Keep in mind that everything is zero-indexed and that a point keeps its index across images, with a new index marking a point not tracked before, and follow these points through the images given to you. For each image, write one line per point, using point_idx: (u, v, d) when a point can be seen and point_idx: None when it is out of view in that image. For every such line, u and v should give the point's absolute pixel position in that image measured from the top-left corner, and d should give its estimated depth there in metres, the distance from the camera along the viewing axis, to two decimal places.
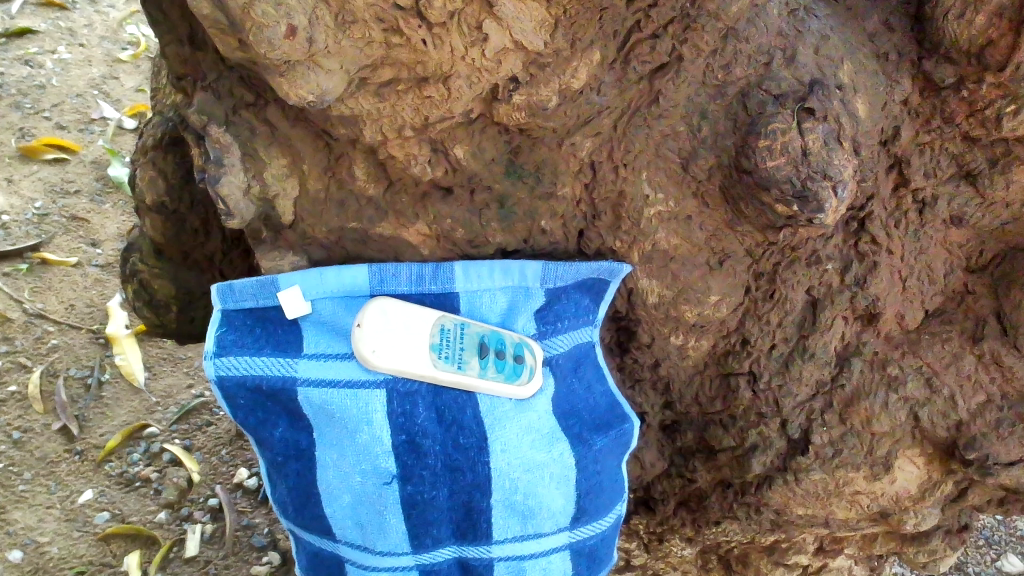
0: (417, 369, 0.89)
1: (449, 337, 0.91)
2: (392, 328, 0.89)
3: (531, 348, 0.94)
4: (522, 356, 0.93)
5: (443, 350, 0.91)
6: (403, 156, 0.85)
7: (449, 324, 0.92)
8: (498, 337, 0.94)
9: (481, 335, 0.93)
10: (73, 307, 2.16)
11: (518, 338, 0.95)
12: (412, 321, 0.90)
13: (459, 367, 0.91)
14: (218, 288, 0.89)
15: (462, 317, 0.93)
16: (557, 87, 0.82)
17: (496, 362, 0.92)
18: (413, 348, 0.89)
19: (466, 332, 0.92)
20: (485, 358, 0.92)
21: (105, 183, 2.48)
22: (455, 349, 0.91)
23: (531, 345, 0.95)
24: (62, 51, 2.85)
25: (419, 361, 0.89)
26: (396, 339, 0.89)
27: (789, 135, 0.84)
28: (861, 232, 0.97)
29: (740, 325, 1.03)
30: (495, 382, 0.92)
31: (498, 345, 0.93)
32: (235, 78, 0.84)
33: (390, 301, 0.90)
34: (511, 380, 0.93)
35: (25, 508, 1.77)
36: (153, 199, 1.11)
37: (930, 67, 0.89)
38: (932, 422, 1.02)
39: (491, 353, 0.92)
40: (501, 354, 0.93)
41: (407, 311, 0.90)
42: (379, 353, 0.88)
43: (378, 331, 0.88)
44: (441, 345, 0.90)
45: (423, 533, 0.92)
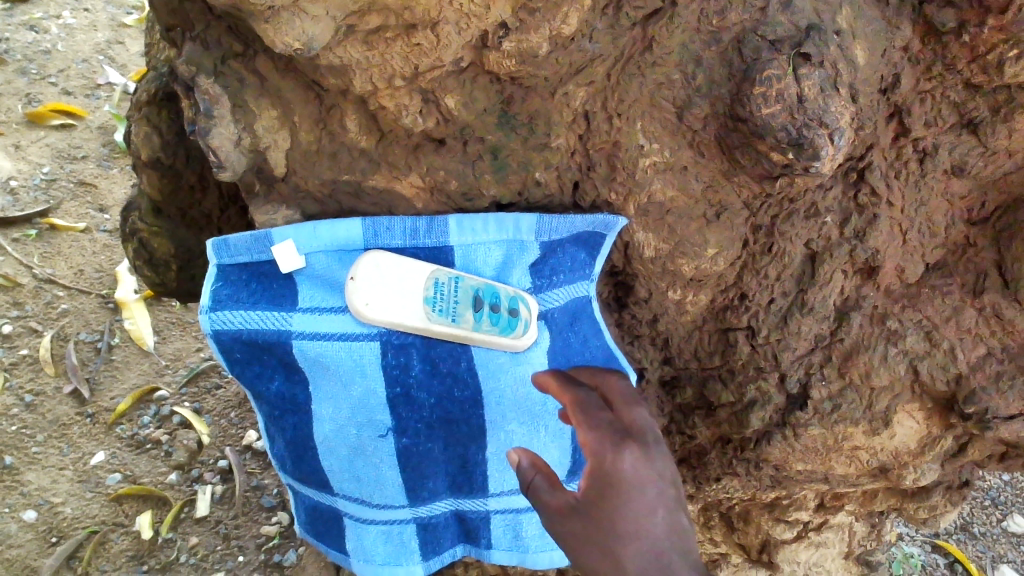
0: (411, 323, 0.89)
1: (444, 291, 0.90)
2: (385, 281, 0.88)
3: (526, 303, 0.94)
4: (517, 311, 0.93)
5: (437, 303, 0.90)
6: (394, 106, 0.84)
7: (444, 277, 0.90)
8: (492, 290, 0.93)
9: (476, 289, 0.92)
10: (83, 273, 2.17)
11: (514, 291, 0.94)
12: (406, 274, 0.89)
13: (453, 320, 0.90)
14: (212, 243, 0.88)
15: (456, 269, 0.91)
16: (547, 33, 0.80)
17: (491, 315, 0.92)
18: (406, 301, 0.89)
19: (461, 285, 0.91)
20: (480, 312, 0.92)
21: (111, 150, 2.47)
22: (450, 302, 0.90)
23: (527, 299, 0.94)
24: (66, 16, 2.82)
25: (412, 313, 0.89)
26: (389, 292, 0.88)
27: (785, 82, 0.82)
28: (861, 184, 0.95)
29: (737, 280, 1.03)
30: (489, 335, 0.92)
31: (492, 298, 0.92)
32: (224, 28, 0.83)
33: (384, 254, 0.89)
34: (505, 334, 0.92)
35: (39, 470, 1.80)
36: (148, 155, 1.11)
37: (932, 11, 0.86)
38: (930, 375, 1.01)
39: (485, 307, 0.91)
40: (495, 307, 0.92)
41: (401, 264, 0.89)
42: (372, 306, 0.88)
43: (371, 284, 0.88)
44: (436, 298, 0.89)
45: (419, 486, 0.97)
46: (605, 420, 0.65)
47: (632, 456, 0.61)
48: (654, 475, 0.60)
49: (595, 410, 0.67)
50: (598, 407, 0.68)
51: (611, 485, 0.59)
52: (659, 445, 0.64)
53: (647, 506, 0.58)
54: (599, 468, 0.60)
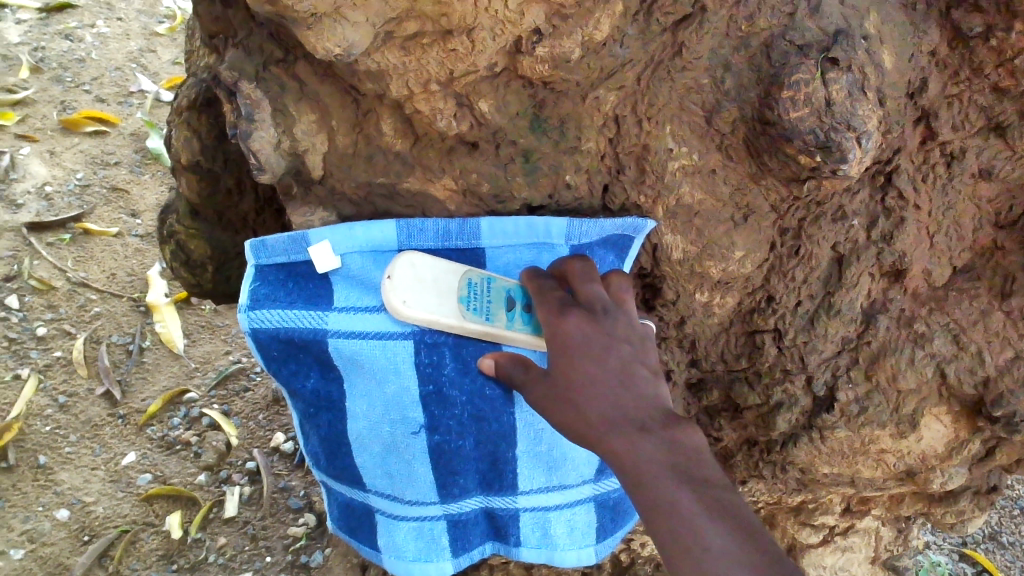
0: (448, 320, 0.91)
1: (478, 290, 0.93)
2: (422, 280, 0.91)
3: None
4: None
5: (471, 302, 0.93)
6: (428, 110, 0.86)
7: (477, 278, 0.94)
8: (524, 291, 0.95)
9: (508, 289, 0.95)
10: (115, 276, 2.16)
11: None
12: (441, 274, 0.92)
13: (486, 319, 0.93)
14: (251, 244, 0.91)
15: (488, 271, 0.95)
16: (579, 38, 0.82)
17: (523, 314, 0.94)
18: (442, 299, 0.92)
19: (493, 286, 0.94)
20: (513, 311, 0.94)
21: (144, 156, 2.48)
22: (483, 302, 0.93)
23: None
24: (100, 26, 2.85)
25: (447, 311, 0.91)
26: (425, 290, 0.91)
27: (813, 86, 0.84)
28: (888, 187, 0.96)
29: (765, 282, 1.04)
30: (522, 334, 0.94)
31: (524, 298, 0.95)
32: (265, 35, 0.87)
33: (420, 254, 0.91)
34: (538, 333, 0.94)
35: (72, 469, 1.78)
36: (188, 159, 1.14)
37: (959, 16, 0.87)
38: (958, 379, 1.02)
39: (518, 306, 0.94)
40: (528, 307, 0.94)
41: (436, 265, 0.92)
42: (410, 303, 0.90)
43: (409, 283, 0.90)
44: (470, 297, 0.92)
45: (450, 483, 0.98)
46: (558, 300, 0.88)
47: (575, 323, 0.84)
48: (600, 346, 0.81)
49: (550, 291, 0.89)
50: (558, 294, 0.89)
51: (564, 353, 0.82)
52: (607, 307, 0.86)
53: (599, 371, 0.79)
54: (554, 340, 0.84)
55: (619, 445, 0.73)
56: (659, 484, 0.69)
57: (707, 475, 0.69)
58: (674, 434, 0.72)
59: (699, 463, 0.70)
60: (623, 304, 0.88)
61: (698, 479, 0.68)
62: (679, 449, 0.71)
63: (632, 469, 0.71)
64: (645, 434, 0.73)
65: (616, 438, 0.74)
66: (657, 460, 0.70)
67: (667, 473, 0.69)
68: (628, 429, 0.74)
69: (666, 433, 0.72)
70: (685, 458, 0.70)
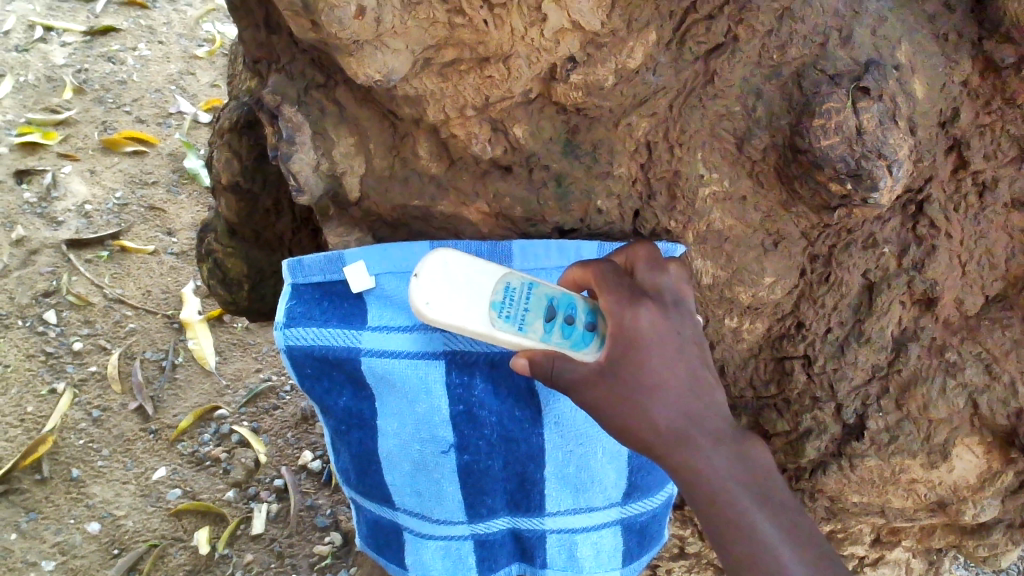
0: (474, 325, 0.82)
1: (514, 295, 0.83)
2: (449, 281, 0.82)
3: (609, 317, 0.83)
4: (595, 325, 0.83)
5: (504, 309, 0.83)
6: (464, 134, 0.89)
7: (515, 281, 0.83)
8: (569, 300, 0.84)
9: (551, 297, 0.84)
10: (150, 293, 2.16)
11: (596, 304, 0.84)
12: (473, 275, 0.83)
13: (520, 329, 0.83)
14: (289, 263, 0.95)
15: (532, 276, 0.84)
16: (613, 66, 0.83)
17: (564, 327, 0.83)
18: (469, 304, 0.82)
19: (535, 293, 0.84)
20: (552, 322, 0.83)
21: (181, 175, 2.46)
22: (518, 309, 0.83)
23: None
24: (142, 48, 2.82)
25: (476, 317, 0.82)
26: (455, 292, 0.82)
27: (844, 114, 0.84)
28: (919, 215, 0.97)
29: (795, 308, 1.04)
30: (559, 348, 0.82)
31: (568, 309, 0.83)
32: (307, 61, 0.91)
33: (452, 253, 0.83)
34: (578, 349, 0.82)
35: (104, 483, 1.79)
36: (228, 179, 1.17)
37: (990, 48, 0.88)
38: (990, 410, 1.02)
39: (559, 317, 0.83)
40: (570, 319, 0.83)
41: (469, 266, 0.83)
42: (432, 305, 0.81)
43: (433, 282, 0.81)
44: (502, 303, 0.83)
45: (478, 502, 0.99)
46: (625, 285, 0.82)
47: (649, 317, 0.80)
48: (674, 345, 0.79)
49: (616, 275, 0.83)
50: (624, 279, 0.83)
51: (636, 349, 0.78)
52: (675, 302, 0.83)
53: (674, 375, 0.77)
54: (623, 332, 0.79)
55: (697, 458, 0.73)
56: (742, 508, 0.71)
57: (786, 505, 0.72)
58: (751, 455, 0.74)
59: (769, 481, 0.73)
60: (685, 298, 0.85)
61: (777, 506, 0.71)
62: (757, 472, 0.73)
63: (708, 484, 0.73)
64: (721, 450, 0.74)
65: (693, 449, 0.74)
66: (735, 478, 0.73)
67: (749, 497, 0.72)
68: (705, 441, 0.74)
69: (739, 449, 0.74)
70: (763, 482, 0.73)
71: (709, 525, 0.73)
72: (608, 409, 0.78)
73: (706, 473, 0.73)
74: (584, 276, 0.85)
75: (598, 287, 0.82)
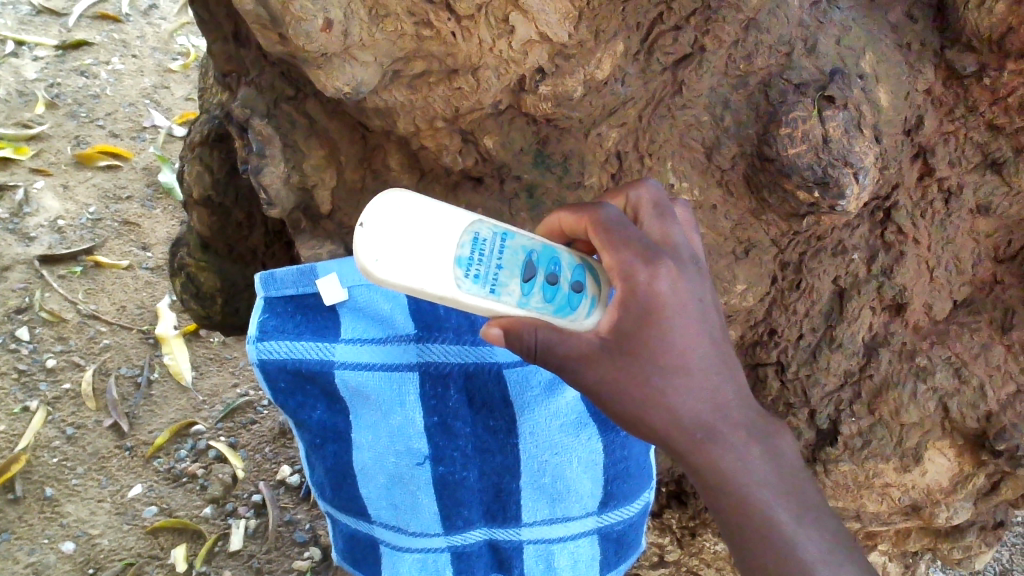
0: (436, 286, 0.70)
1: (485, 250, 0.71)
2: (405, 232, 0.69)
3: (595, 275, 0.74)
4: (582, 285, 0.73)
5: (473, 266, 0.71)
6: (435, 146, 0.90)
7: (486, 232, 0.72)
8: (550, 255, 0.74)
9: (528, 252, 0.73)
10: (125, 308, 2.13)
11: (580, 260, 0.75)
12: (433, 224, 0.70)
13: (492, 290, 0.71)
14: (261, 276, 0.94)
15: (504, 224, 0.73)
16: (581, 77, 0.84)
17: (545, 288, 0.73)
18: (431, 260, 0.70)
19: (508, 246, 0.73)
20: (531, 282, 0.73)
21: (156, 190, 2.44)
22: (490, 267, 0.72)
23: (596, 270, 0.75)
24: (115, 62, 2.81)
25: (438, 277, 0.70)
26: (410, 246, 0.69)
27: (810, 123, 0.86)
28: (887, 222, 0.98)
29: (767, 316, 1.05)
30: (539, 313, 0.73)
31: (549, 266, 0.74)
32: (276, 73, 0.90)
33: (407, 196, 0.70)
34: (561, 314, 0.73)
35: (78, 501, 1.76)
36: (200, 193, 1.17)
37: (952, 56, 0.90)
38: (961, 413, 1.02)
39: (538, 276, 0.73)
40: (553, 278, 0.73)
41: (427, 211, 0.70)
42: (383, 263, 0.68)
43: (386, 234, 0.69)
44: (471, 259, 0.70)
45: (454, 514, 0.99)
46: (637, 242, 0.69)
47: (670, 284, 0.67)
48: (696, 312, 0.68)
49: (625, 228, 0.69)
50: (631, 231, 0.69)
51: (655, 322, 0.67)
52: (691, 259, 0.71)
53: (695, 352, 0.68)
54: (635, 300, 0.67)
55: (723, 454, 0.68)
56: (768, 510, 0.68)
57: (810, 499, 0.69)
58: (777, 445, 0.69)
59: (793, 475, 0.69)
60: (696, 251, 0.74)
61: (804, 505, 0.68)
62: (782, 466, 0.69)
63: (734, 484, 0.68)
64: (746, 445, 0.69)
65: (718, 443, 0.68)
66: (762, 476, 0.68)
67: (777, 498, 0.68)
68: (730, 432, 0.68)
69: (765, 443, 0.69)
70: (787, 475, 0.69)
71: (728, 521, 0.69)
72: (617, 392, 0.68)
73: (733, 472, 0.68)
74: (582, 227, 0.72)
75: (604, 243, 0.69)
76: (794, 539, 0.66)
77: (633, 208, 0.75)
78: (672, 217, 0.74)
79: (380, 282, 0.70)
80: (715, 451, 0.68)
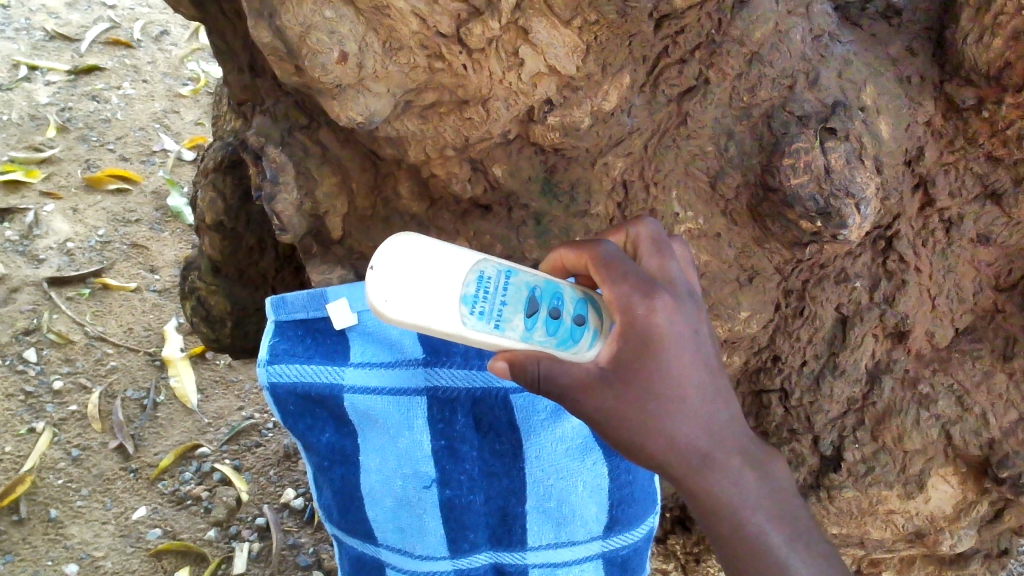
0: (443, 324, 0.71)
1: (489, 287, 0.72)
2: (411, 274, 0.71)
3: (598, 309, 0.74)
4: (584, 318, 0.73)
5: (478, 304, 0.72)
6: (445, 174, 0.92)
7: (491, 270, 0.73)
8: (554, 291, 0.74)
9: (532, 288, 0.74)
10: (132, 330, 2.15)
11: (583, 294, 0.75)
12: (439, 265, 0.72)
13: (497, 326, 0.72)
14: (272, 300, 0.96)
15: (508, 262, 0.74)
16: (588, 108, 0.86)
17: (550, 322, 0.73)
18: (437, 299, 0.71)
19: (512, 283, 0.73)
20: (535, 317, 0.73)
21: (164, 213, 2.47)
22: (495, 304, 0.72)
23: (599, 304, 0.74)
24: (126, 87, 2.84)
25: (444, 315, 0.71)
26: (416, 286, 0.71)
27: (812, 154, 0.88)
28: (890, 251, 0.99)
29: (771, 342, 1.06)
30: (543, 347, 0.72)
31: (552, 301, 0.74)
32: (291, 103, 0.92)
33: (414, 238, 0.72)
34: (564, 347, 0.72)
35: (82, 523, 1.75)
36: (212, 218, 1.19)
37: (952, 89, 0.91)
38: (963, 439, 1.03)
39: (542, 311, 0.73)
40: (557, 312, 0.73)
41: (434, 253, 0.72)
42: (392, 303, 0.71)
43: (394, 275, 0.71)
44: (475, 297, 0.71)
45: (460, 537, 0.99)
46: (635, 275, 0.70)
47: (666, 316, 0.69)
48: (693, 344, 0.70)
49: (624, 263, 0.71)
50: (630, 265, 0.71)
51: (653, 353, 0.68)
52: (688, 292, 0.73)
53: (692, 382, 0.69)
54: (632, 331, 0.69)
55: (720, 481, 0.69)
56: (765, 536, 0.68)
57: (805, 525, 0.70)
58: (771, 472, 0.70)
59: (789, 502, 0.70)
60: (693, 285, 0.75)
61: (799, 530, 0.69)
62: (776, 492, 0.70)
63: (731, 510, 0.69)
64: (742, 474, 0.69)
65: (715, 470, 0.69)
66: (759, 504, 0.69)
67: (771, 524, 0.69)
68: (725, 460, 0.69)
69: (761, 472, 0.70)
70: (783, 502, 0.70)
71: (724, 546, 0.70)
72: (615, 419, 0.69)
73: (728, 498, 0.69)
74: (582, 261, 0.74)
75: (602, 276, 0.71)
76: (788, 564, 0.67)
77: (632, 243, 0.77)
78: (670, 253, 0.75)
79: (390, 322, 0.72)
80: (712, 478, 0.69)
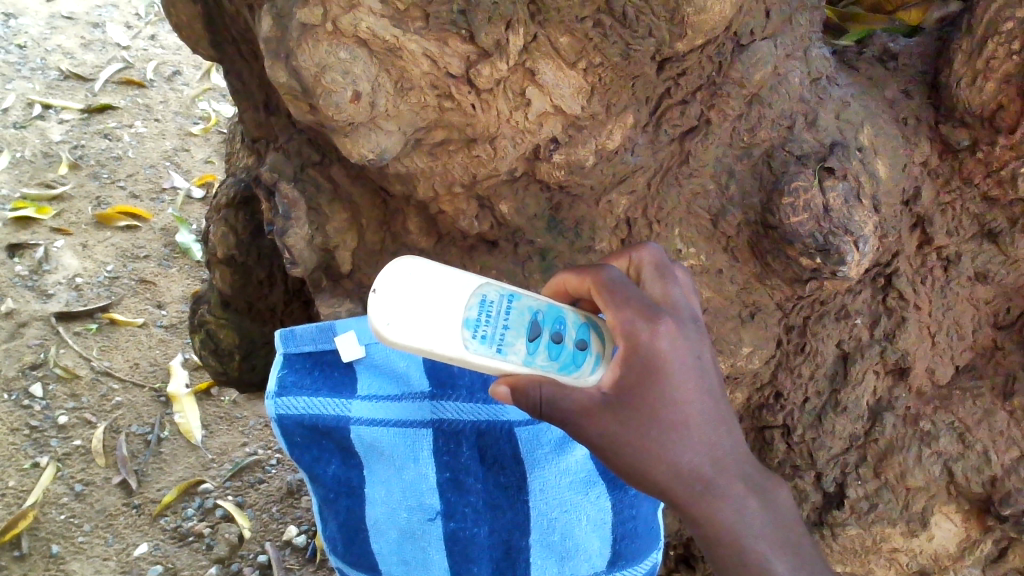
0: (446, 347, 0.72)
1: (492, 311, 0.74)
2: (415, 297, 0.73)
3: (600, 334, 0.76)
4: (586, 343, 0.75)
5: (480, 327, 0.74)
6: (453, 210, 0.94)
7: (493, 294, 0.75)
8: (556, 315, 0.76)
9: (533, 313, 0.76)
10: (138, 366, 2.16)
11: (585, 320, 0.77)
12: (442, 288, 0.74)
13: (499, 349, 0.74)
14: (280, 333, 0.98)
15: (511, 288, 0.76)
16: (593, 147, 0.88)
17: (551, 346, 0.75)
18: (439, 321, 0.73)
19: (515, 307, 0.75)
20: (537, 341, 0.75)
21: (173, 249, 2.49)
22: (497, 327, 0.74)
23: (602, 329, 0.76)
24: (138, 126, 2.89)
25: (447, 338, 0.73)
26: (419, 309, 0.72)
27: (812, 193, 0.89)
28: (889, 288, 1.01)
29: (773, 378, 1.07)
30: (545, 371, 0.74)
31: (554, 326, 0.76)
32: (304, 140, 0.96)
33: (418, 262, 0.74)
34: (566, 372, 0.74)
35: (83, 560, 1.75)
36: (224, 252, 1.21)
37: (947, 131, 0.94)
38: (965, 477, 1.04)
39: (544, 335, 0.75)
40: (558, 337, 0.75)
41: (437, 277, 0.74)
42: (394, 326, 0.72)
43: (397, 298, 0.72)
44: (478, 320, 0.73)
45: (464, 569, 1.00)
46: (637, 300, 0.72)
47: (668, 341, 0.70)
48: (695, 370, 0.71)
49: (625, 288, 0.73)
50: (632, 290, 0.72)
51: (655, 378, 0.69)
52: (691, 318, 0.74)
53: (694, 408, 0.70)
54: (635, 357, 0.70)
55: (723, 508, 0.69)
56: (768, 565, 0.69)
57: (808, 554, 0.70)
58: (773, 499, 0.71)
59: (792, 531, 0.71)
60: (696, 311, 0.76)
61: (802, 559, 0.70)
62: (778, 519, 0.71)
63: (734, 538, 0.69)
64: (745, 502, 0.70)
65: (719, 497, 0.70)
66: (762, 532, 0.70)
67: (774, 551, 0.69)
68: (728, 488, 0.70)
69: (764, 500, 0.71)
70: (786, 530, 0.71)
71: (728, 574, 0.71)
72: (617, 445, 0.70)
73: (732, 527, 0.69)
74: (585, 286, 0.76)
75: (605, 301, 0.73)
76: None
77: (635, 269, 0.78)
78: (672, 278, 0.77)
79: (392, 344, 0.73)
80: (715, 506, 0.69)
